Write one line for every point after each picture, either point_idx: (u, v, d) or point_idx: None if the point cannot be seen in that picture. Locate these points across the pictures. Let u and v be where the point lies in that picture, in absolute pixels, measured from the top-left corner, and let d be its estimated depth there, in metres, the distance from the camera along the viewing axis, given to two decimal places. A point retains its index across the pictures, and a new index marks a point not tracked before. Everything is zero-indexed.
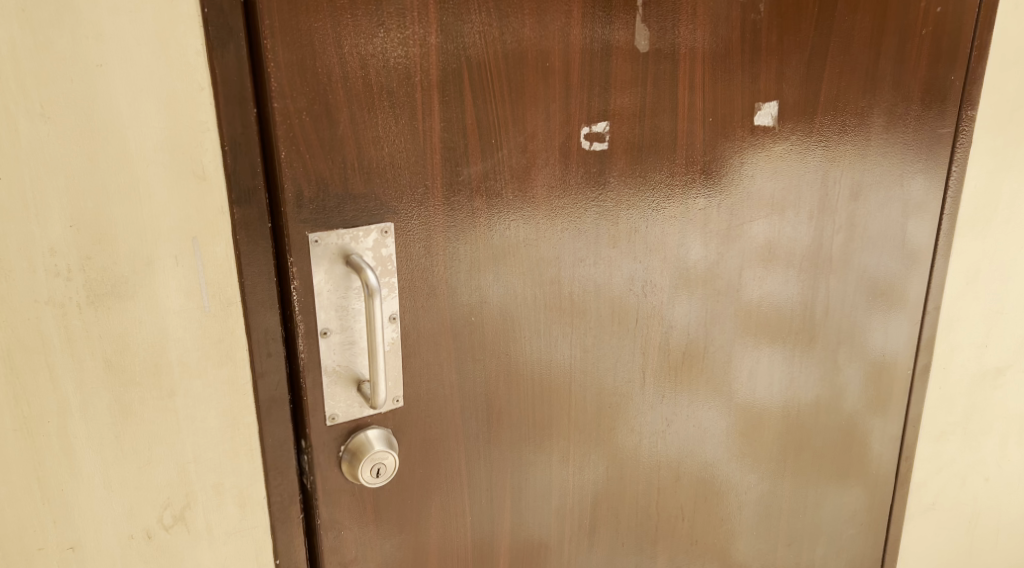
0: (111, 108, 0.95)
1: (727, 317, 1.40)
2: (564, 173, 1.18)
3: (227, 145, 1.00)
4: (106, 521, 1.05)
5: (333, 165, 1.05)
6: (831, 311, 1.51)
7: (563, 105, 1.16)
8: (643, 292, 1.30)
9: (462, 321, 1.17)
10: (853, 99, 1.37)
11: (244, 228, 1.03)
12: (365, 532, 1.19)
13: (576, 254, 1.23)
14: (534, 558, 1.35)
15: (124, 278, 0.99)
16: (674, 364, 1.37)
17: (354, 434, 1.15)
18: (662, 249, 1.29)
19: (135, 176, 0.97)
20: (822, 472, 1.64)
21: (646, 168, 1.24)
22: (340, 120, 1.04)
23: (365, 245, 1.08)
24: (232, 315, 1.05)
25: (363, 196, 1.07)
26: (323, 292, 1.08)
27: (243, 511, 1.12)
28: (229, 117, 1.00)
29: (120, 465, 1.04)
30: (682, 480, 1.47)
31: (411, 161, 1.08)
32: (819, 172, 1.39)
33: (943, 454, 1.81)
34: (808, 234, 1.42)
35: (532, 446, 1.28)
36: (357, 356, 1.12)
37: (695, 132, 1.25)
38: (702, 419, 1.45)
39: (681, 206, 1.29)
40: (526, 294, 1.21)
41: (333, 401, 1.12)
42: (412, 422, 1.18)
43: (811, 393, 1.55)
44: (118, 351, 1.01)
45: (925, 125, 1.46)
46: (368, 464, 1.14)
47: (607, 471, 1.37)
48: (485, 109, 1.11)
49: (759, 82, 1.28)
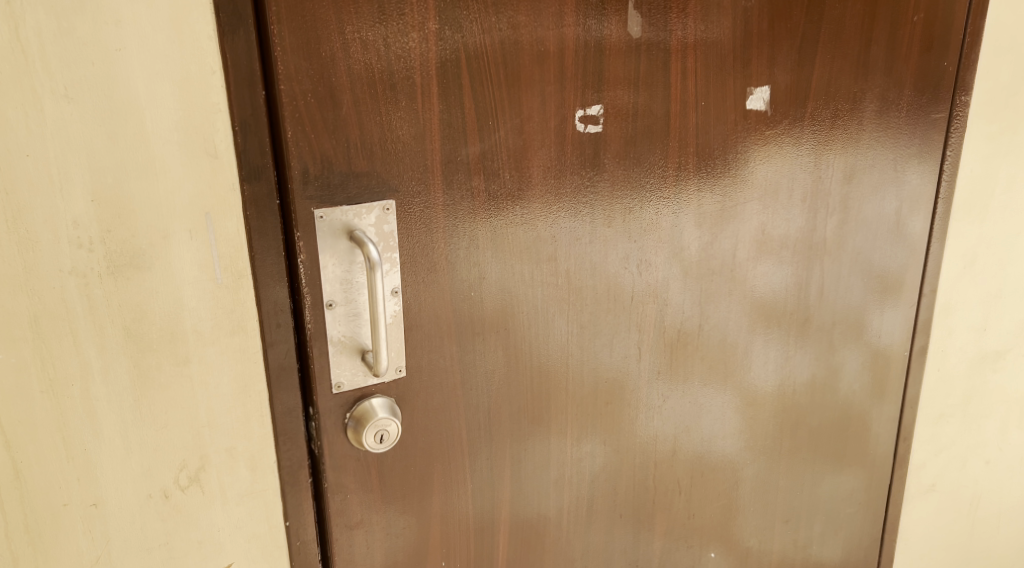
0: (128, 89, 1.01)
1: (722, 297, 1.45)
2: (560, 155, 1.24)
3: (236, 126, 1.06)
4: (126, 479, 1.12)
5: (336, 144, 1.11)
6: (825, 294, 1.55)
7: (558, 89, 1.21)
8: (638, 271, 1.35)
9: (462, 296, 1.23)
10: (845, 84, 1.42)
11: (253, 204, 1.09)
12: (371, 497, 1.26)
13: (572, 234, 1.28)
14: (534, 527, 1.41)
15: (142, 250, 1.06)
16: (669, 343, 1.43)
17: (359, 403, 1.21)
18: (657, 230, 1.34)
19: (152, 154, 1.04)
20: (818, 451, 1.69)
21: (640, 152, 1.29)
22: (343, 101, 1.10)
23: (367, 221, 1.14)
24: (243, 287, 1.11)
25: (365, 173, 1.13)
26: (328, 266, 1.14)
27: (253, 474, 1.19)
28: (239, 99, 1.06)
29: (139, 427, 1.11)
30: (679, 455, 1.52)
31: (411, 141, 1.14)
32: (813, 156, 1.43)
33: (940, 436, 1.85)
34: (801, 217, 1.47)
35: (532, 419, 1.34)
36: (361, 328, 1.18)
37: (687, 116, 1.30)
38: (697, 397, 1.50)
39: (674, 189, 1.33)
40: (524, 271, 1.26)
41: (338, 370, 1.18)
42: (414, 391, 1.24)
43: (807, 373, 1.60)
44: (137, 319, 1.08)
45: (919, 111, 1.50)
46: (372, 430, 1.20)
47: (604, 445, 1.43)
48: (483, 92, 1.16)
49: (750, 68, 1.32)
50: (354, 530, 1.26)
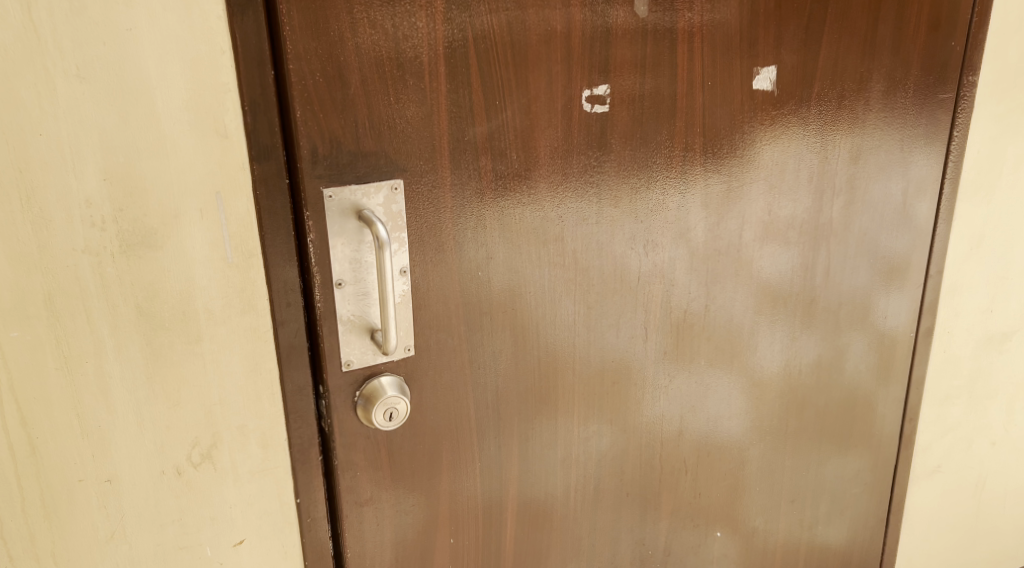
0: (140, 69, 1.03)
1: (729, 278, 1.46)
2: (568, 135, 1.24)
3: (246, 105, 1.07)
4: (139, 456, 1.14)
5: (345, 123, 1.11)
6: (831, 276, 1.56)
7: (566, 68, 1.21)
8: (644, 252, 1.36)
9: (470, 276, 1.24)
10: (852, 64, 1.42)
11: (263, 183, 1.10)
12: (380, 474, 1.28)
13: (579, 215, 1.29)
14: (542, 506, 1.43)
15: (153, 230, 1.07)
16: (675, 324, 1.44)
17: (369, 381, 1.22)
18: (664, 211, 1.35)
19: (163, 134, 1.05)
20: (823, 432, 1.71)
21: (646, 132, 1.29)
22: (352, 81, 1.11)
23: (376, 201, 1.15)
24: (253, 267, 1.13)
25: (373, 153, 1.14)
26: (337, 245, 1.15)
27: (264, 452, 1.21)
28: (248, 79, 1.07)
29: (152, 405, 1.13)
30: (685, 435, 1.54)
31: (418, 121, 1.15)
32: (819, 137, 1.44)
33: (944, 417, 1.87)
34: (807, 198, 1.47)
35: (539, 398, 1.36)
36: (370, 306, 1.19)
37: (694, 96, 1.31)
38: (703, 378, 1.51)
39: (680, 169, 1.34)
40: (531, 252, 1.27)
41: (348, 348, 1.19)
42: (423, 370, 1.25)
43: (813, 354, 1.61)
44: (149, 298, 1.09)
45: (926, 90, 1.50)
46: (381, 408, 1.21)
47: (611, 425, 1.45)
48: (490, 72, 1.17)
49: (757, 48, 1.33)
50: (363, 508, 1.28)
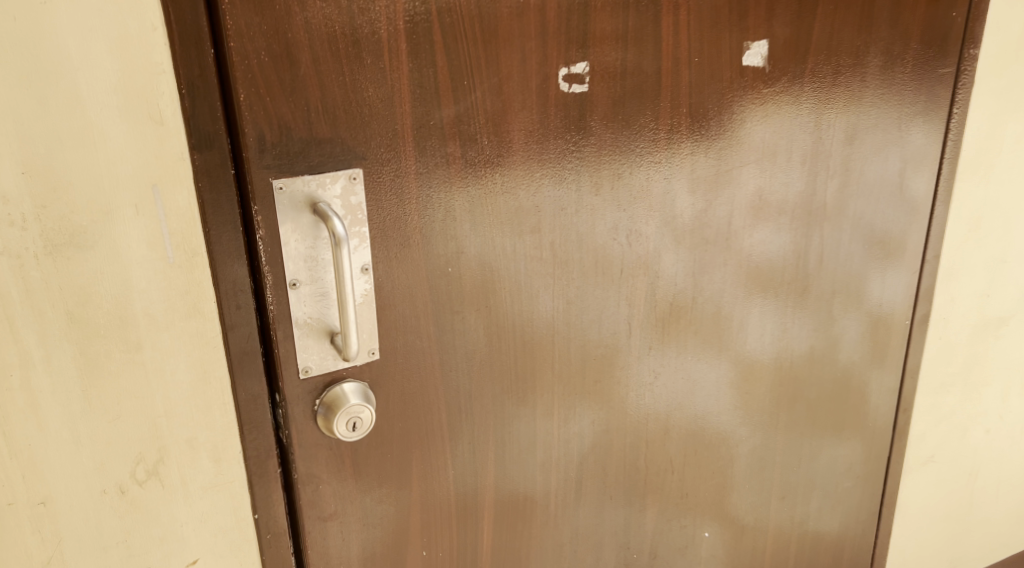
0: (59, 48, 0.91)
1: (717, 268, 1.36)
2: (543, 118, 1.14)
3: (183, 88, 0.96)
4: (76, 475, 1.04)
5: (295, 107, 1.01)
6: (825, 262, 1.47)
7: (540, 45, 1.11)
8: (628, 242, 1.26)
9: (439, 272, 1.14)
10: (848, 38, 1.32)
11: (205, 175, 0.99)
12: (345, 487, 1.18)
13: (557, 203, 1.19)
14: (520, 512, 1.33)
15: (82, 228, 0.96)
16: (661, 317, 1.34)
17: (330, 388, 1.11)
18: (648, 198, 1.25)
19: (88, 120, 0.94)
20: (816, 424, 1.62)
21: (628, 113, 1.19)
22: (302, 60, 0.99)
23: (333, 192, 1.05)
24: (197, 266, 1.02)
25: (328, 140, 1.03)
26: (290, 242, 1.04)
27: (217, 466, 1.11)
28: (185, 59, 0.96)
29: (89, 420, 1.02)
30: (671, 433, 1.45)
31: (378, 104, 1.04)
32: (813, 116, 1.34)
33: (939, 406, 1.79)
34: (801, 181, 1.37)
35: (515, 400, 1.26)
36: (329, 308, 1.09)
37: (680, 73, 1.20)
38: (690, 373, 1.42)
39: (669, 140, 1.24)
40: (505, 244, 1.17)
41: (305, 353, 1.09)
42: (389, 374, 1.15)
43: (804, 345, 1.52)
44: (81, 303, 0.98)
45: (924, 65, 1.41)
46: (343, 418, 1.11)
47: (593, 425, 1.35)
48: (457, 50, 1.06)
49: (747, 21, 1.22)
50: (327, 522, 1.18)
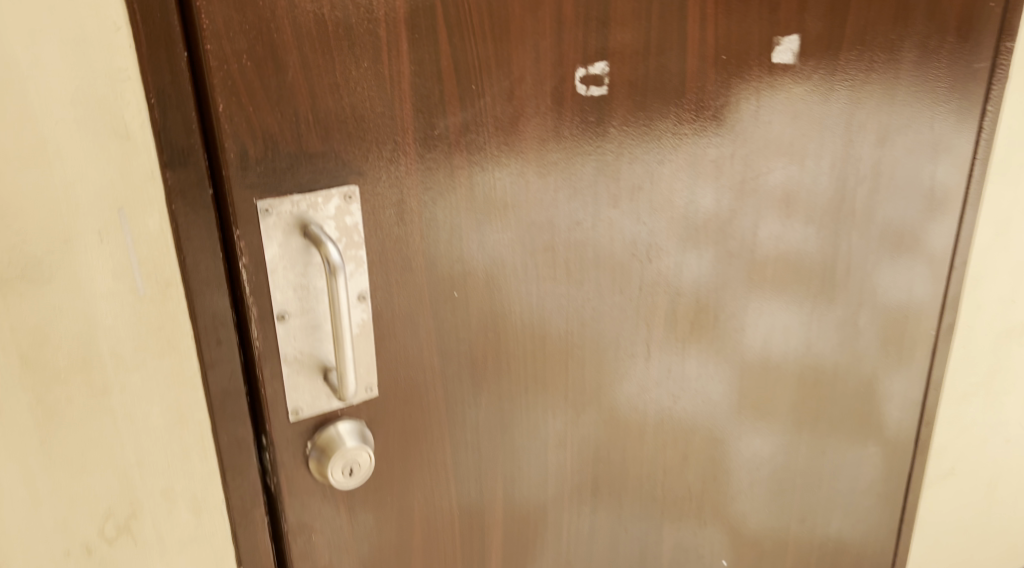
0: (5, 52, 0.79)
1: (740, 282, 1.25)
2: (558, 123, 1.02)
3: (152, 97, 0.84)
4: (35, 535, 0.92)
5: (282, 117, 0.88)
6: (851, 271, 1.36)
7: (556, 42, 0.99)
8: (647, 257, 1.15)
9: (443, 297, 1.02)
10: (882, 31, 1.21)
11: (180, 196, 0.87)
12: (340, 536, 1.05)
13: (572, 217, 1.07)
14: (530, 551, 1.22)
15: (36, 258, 0.84)
16: (680, 336, 1.23)
17: (323, 429, 0.99)
18: (669, 209, 1.14)
19: (41, 136, 0.81)
20: (838, 443, 1.52)
21: (651, 117, 1.08)
22: (289, 64, 0.87)
23: (325, 213, 0.92)
24: (172, 298, 0.89)
25: (320, 154, 0.91)
26: (278, 270, 0.92)
27: (198, 519, 0.98)
28: (154, 64, 0.84)
29: (48, 474, 0.90)
30: (690, 458, 1.34)
31: (376, 112, 0.92)
32: (845, 116, 1.23)
33: (961, 417, 1.70)
34: (829, 186, 1.26)
35: (526, 432, 1.15)
36: (322, 341, 0.97)
37: (706, 72, 1.09)
38: (711, 394, 1.31)
39: (698, 104, 1.10)
40: (516, 264, 1.05)
41: (296, 393, 0.97)
42: (389, 411, 1.03)
43: (828, 360, 1.42)
44: (36, 344, 0.86)
45: (961, 59, 1.30)
46: (339, 463, 0.99)
47: (608, 454, 1.24)
48: (464, 49, 0.94)
49: (778, 14, 1.11)
50: None
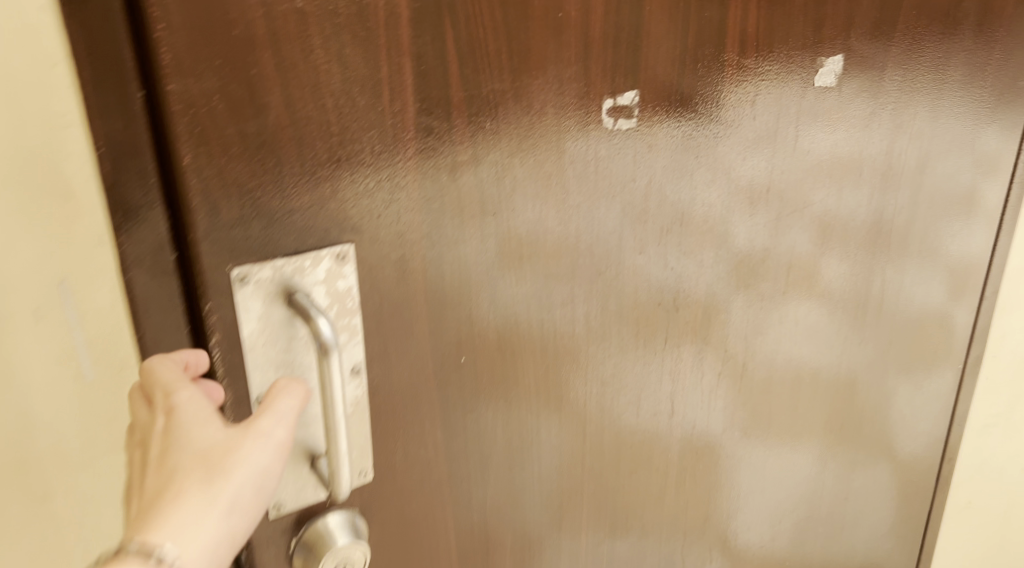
0: None
1: (771, 327, 1.12)
2: (581, 162, 0.88)
3: (102, 149, 0.70)
4: None
5: (262, 168, 0.73)
6: (883, 309, 1.24)
7: (581, 70, 0.85)
8: (674, 306, 1.01)
9: (449, 365, 0.88)
10: (929, 50, 1.08)
11: (136, 265, 0.73)
12: None
13: (594, 267, 0.93)
14: None
15: None
16: (705, 390, 1.10)
17: (310, 522, 0.85)
18: (698, 253, 1.00)
19: None
20: (864, 491, 1.40)
21: (683, 152, 0.94)
22: (271, 105, 0.72)
23: (314, 278, 0.78)
24: None
25: (308, 210, 0.76)
26: (257, 347, 0.78)
27: None
28: (103, 109, 0.69)
29: None
30: (711, 520, 1.21)
31: (374, 158, 0.77)
32: (886, 143, 1.10)
33: (981, 451, 1.60)
34: (866, 220, 1.14)
35: (538, 507, 1.01)
36: (310, 423, 0.83)
37: (745, 100, 0.96)
38: (736, 450, 1.18)
39: (736, 118, 0.96)
40: (531, 323, 0.92)
41: (279, 485, 0.82)
42: (387, 497, 0.89)
43: (857, 404, 1.29)
44: None
45: (1007, 77, 1.17)
46: (330, 561, 0.85)
47: (625, 523, 1.11)
48: (478, 82, 0.80)
49: (822, 33, 0.98)
50: None
